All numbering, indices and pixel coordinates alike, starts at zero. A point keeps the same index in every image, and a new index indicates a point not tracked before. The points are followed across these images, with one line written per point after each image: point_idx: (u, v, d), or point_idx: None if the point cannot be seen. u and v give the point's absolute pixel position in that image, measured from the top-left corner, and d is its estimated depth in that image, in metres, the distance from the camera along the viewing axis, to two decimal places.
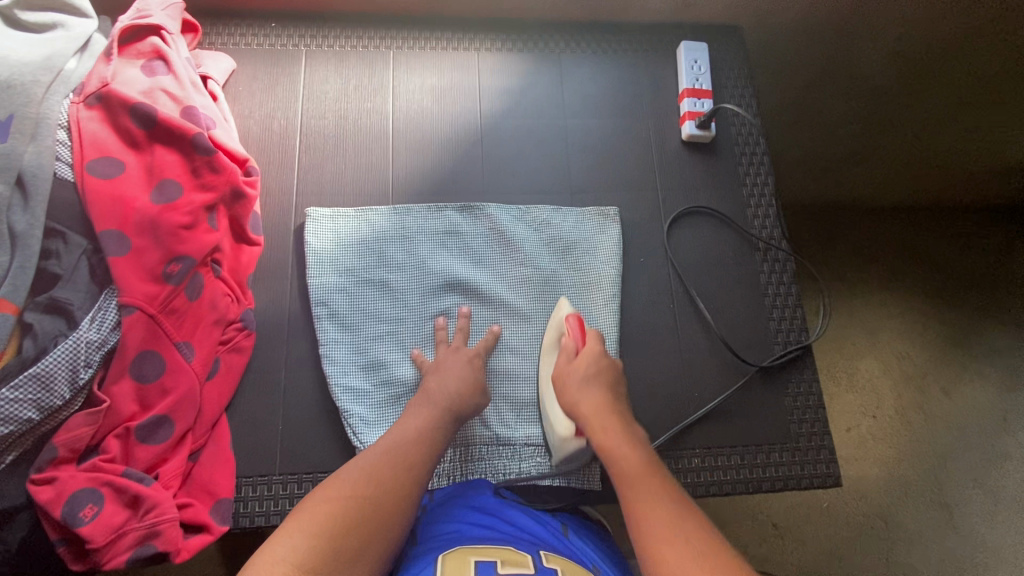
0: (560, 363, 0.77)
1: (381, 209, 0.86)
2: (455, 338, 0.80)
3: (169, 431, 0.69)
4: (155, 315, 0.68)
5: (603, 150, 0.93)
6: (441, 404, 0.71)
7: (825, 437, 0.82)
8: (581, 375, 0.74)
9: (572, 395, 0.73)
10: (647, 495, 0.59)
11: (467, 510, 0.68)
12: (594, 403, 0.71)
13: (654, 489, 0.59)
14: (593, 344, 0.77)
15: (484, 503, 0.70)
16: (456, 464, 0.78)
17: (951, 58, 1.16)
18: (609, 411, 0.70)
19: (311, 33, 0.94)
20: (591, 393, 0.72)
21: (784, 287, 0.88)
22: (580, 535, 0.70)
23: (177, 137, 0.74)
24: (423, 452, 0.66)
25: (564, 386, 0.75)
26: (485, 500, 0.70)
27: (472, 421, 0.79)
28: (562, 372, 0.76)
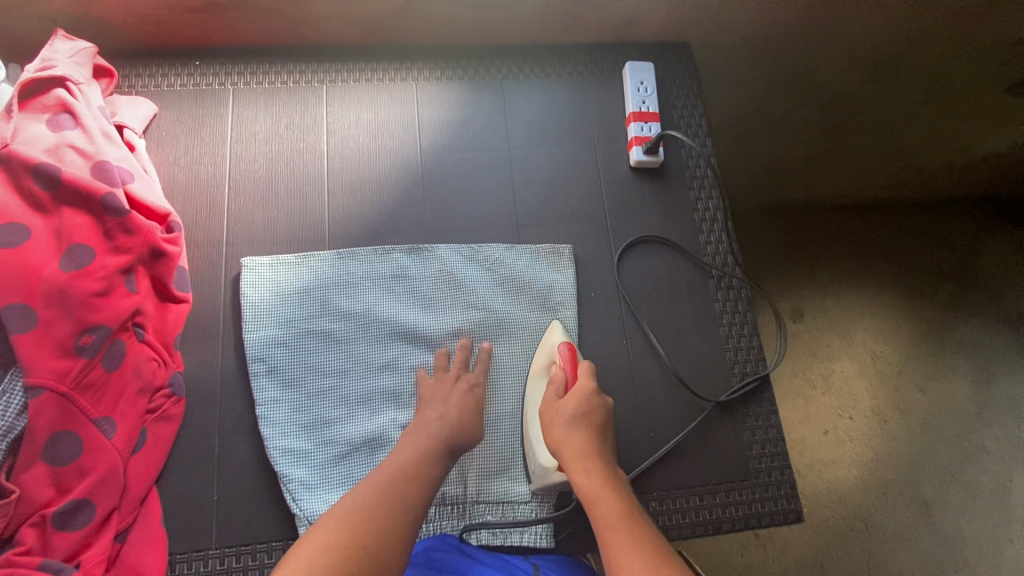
0: (547, 396, 0.75)
1: (322, 254, 0.82)
2: (455, 361, 0.79)
3: (90, 514, 0.64)
4: (67, 393, 0.64)
5: (550, 181, 0.90)
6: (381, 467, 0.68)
7: (786, 471, 0.80)
8: (568, 412, 0.71)
9: (558, 432, 0.71)
10: (622, 535, 0.58)
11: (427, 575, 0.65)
12: (578, 447, 0.69)
13: (628, 530, 0.59)
14: (584, 380, 0.74)
15: (448, 563, 0.67)
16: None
17: (913, 61, 1.15)
18: (592, 452, 0.68)
19: (237, 69, 0.89)
20: (577, 436, 0.70)
21: (739, 316, 0.86)
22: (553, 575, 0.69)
23: (86, 198, 0.69)
24: (385, 504, 0.60)
25: (550, 423, 0.72)
26: (447, 559, 0.67)
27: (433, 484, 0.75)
28: (548, 408, 0.74)
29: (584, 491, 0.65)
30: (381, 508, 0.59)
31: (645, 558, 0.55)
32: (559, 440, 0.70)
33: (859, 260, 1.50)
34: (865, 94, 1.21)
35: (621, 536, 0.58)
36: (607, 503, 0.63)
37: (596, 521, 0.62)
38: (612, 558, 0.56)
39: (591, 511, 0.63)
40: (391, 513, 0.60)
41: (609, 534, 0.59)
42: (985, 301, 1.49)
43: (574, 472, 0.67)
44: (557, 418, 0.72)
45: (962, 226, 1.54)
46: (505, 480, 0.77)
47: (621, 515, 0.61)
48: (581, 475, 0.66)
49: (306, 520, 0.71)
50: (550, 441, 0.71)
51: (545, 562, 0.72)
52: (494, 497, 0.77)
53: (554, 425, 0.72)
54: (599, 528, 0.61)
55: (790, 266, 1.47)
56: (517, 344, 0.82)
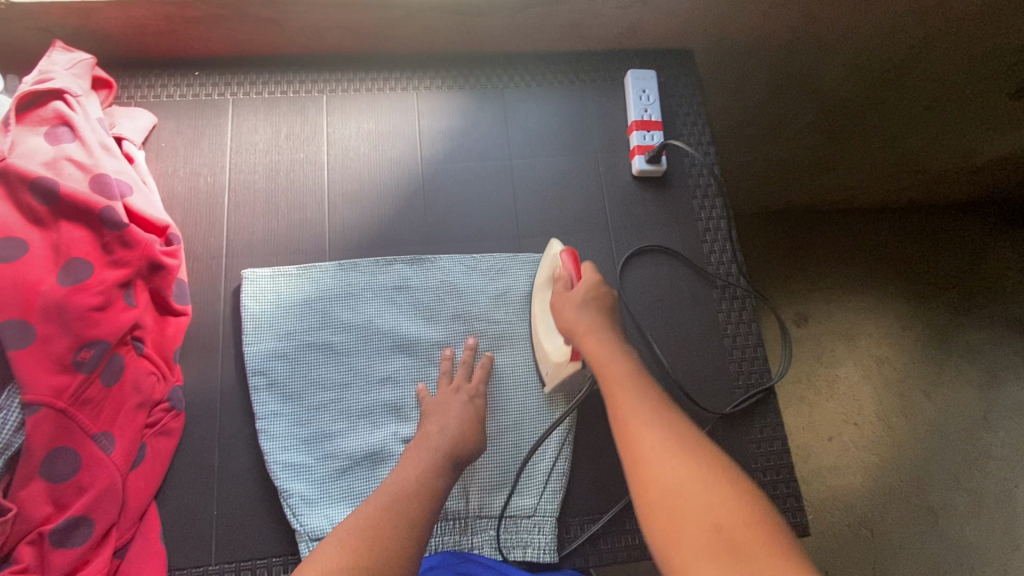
0: (557, 290, 0.75)
1: (324, 265, 0.81)
2: (457, 372, 0.78)
3: (88, 532, 0.64)
4: (65, 409, 0.64)
5: (552, 191, 0.89)
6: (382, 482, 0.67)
7: (791, 484, 0.79)
8: (578, 299, 0.72)
9: (567, 315, 0.72)
10: (631, 396, 0.61)
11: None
12: (588, 324, 0.70)
13: (638, 393, 0.61)
14: (590, 274, 0.74)
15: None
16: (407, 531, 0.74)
17: (922, 65, 1.11)
18: (603, 327, 0.70)
19: (237, 80, 0.89)
20: (587, 315, 0.71)
21: (743, 326, 0.85)
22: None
23: (83, 212, 0.69)
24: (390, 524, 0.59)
25: (560, 308, 0.73)
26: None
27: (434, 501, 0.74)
28: (558, 298, 0.74)
29: (594, 355, 0.67)
30: (385, 530, 0.58)
31: (653, 416, 0.58)
32: (571, 322, 0.71)
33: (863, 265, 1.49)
34: (872, 99, 1.19)
35: (631, 398, 0.60)
36: (617, 368, 0.65)
37: (605, 383, 0.64)
38: (622, 422, 0.59)
39: (600, 371, 0.65)
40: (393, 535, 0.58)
41: (619, 394, 0.61)
42: (991, 307, 1.48)
43: (585, 341, 0.69)
44: (565, 305, 0.73)
45: (967, 231, 1.53)
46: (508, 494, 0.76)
47: (630, 376, 0.63)
48: (593, 344, 0.68)
49: (306, 535, 0.70)
50: (562, 324, 0.72)
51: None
52: (497, 511, 0.76)
53: (565, 309, 0.73)
54: (608, 386, 0.63)
55: (794, 271, 1.46)
56: (519, 355, 0.82)
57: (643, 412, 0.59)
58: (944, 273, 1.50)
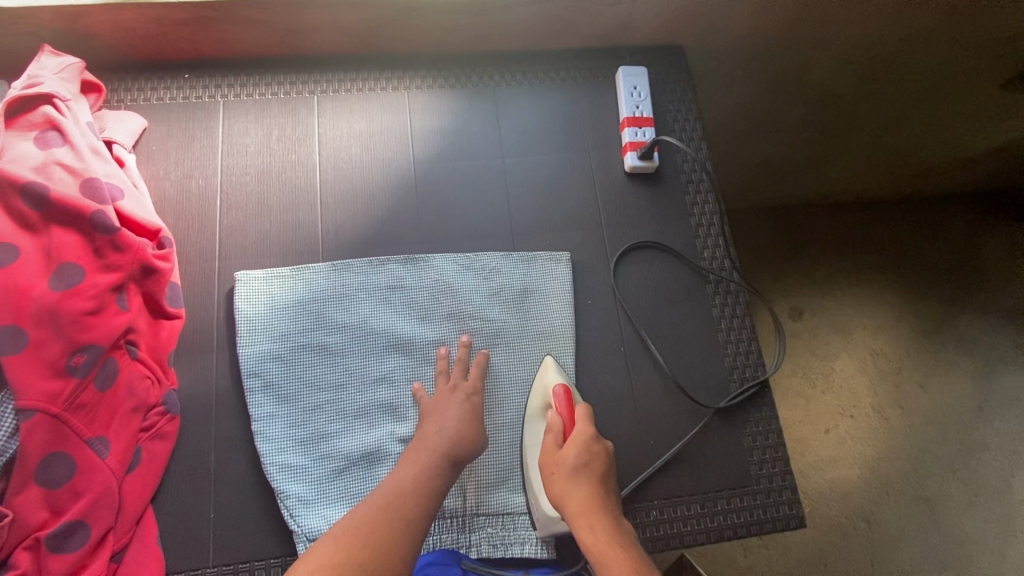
0: (547, 445, 0.73)
1: (317, 266, 0.81)
2: (453, 370, 0.78)
3: (85, 536, 0.64)
4: (59, 414, 0.64)
5: (545, 188, 0.89)
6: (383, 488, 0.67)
7: (787, 476, 0.79)
8: (570, 465, 0.70)
9: (559, 487, 0.69)
10: None
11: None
12: (583, 501, 0.67)
13: None
14: (582, 426, 0.72)
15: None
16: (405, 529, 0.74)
17: (909, 60, 1.12)
18: (597, 506, 0.67)
19: (227, 82, 0.88)
20: (580, 487, 0.68)
21: (737, 320, 0.85)
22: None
23: (74, 216, 0.69)
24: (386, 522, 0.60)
25: (550, 476, 0.71)
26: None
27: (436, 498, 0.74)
28: (548, 460, 0.72)
29: (589, 547, 0.64)
30: (380, 528, 0.59)
31: None
32: (563, 493, 0.68)
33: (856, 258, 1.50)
34: (864, 93, 1.20)
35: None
36: (616, 564, 0.61)
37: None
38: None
39: (599, 568, 0.62)
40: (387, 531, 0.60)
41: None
42: (984, 297, 1.49)
43: (580, 527, 0.65)
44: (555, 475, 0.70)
45: (959, 223, 1.53)
46: (505, 492, 0.77)
47: (629, 572, 0.60)
48: (586, 530, 0.65)
49: (304, 536, 0.70)
50: (553, 495, 0.69)
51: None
52: (494, 509, 0.76)
53: (556, 478, 0.70)
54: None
55: (789, 266, 1.47)
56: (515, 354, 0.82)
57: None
58: (938, 264, 1.51)
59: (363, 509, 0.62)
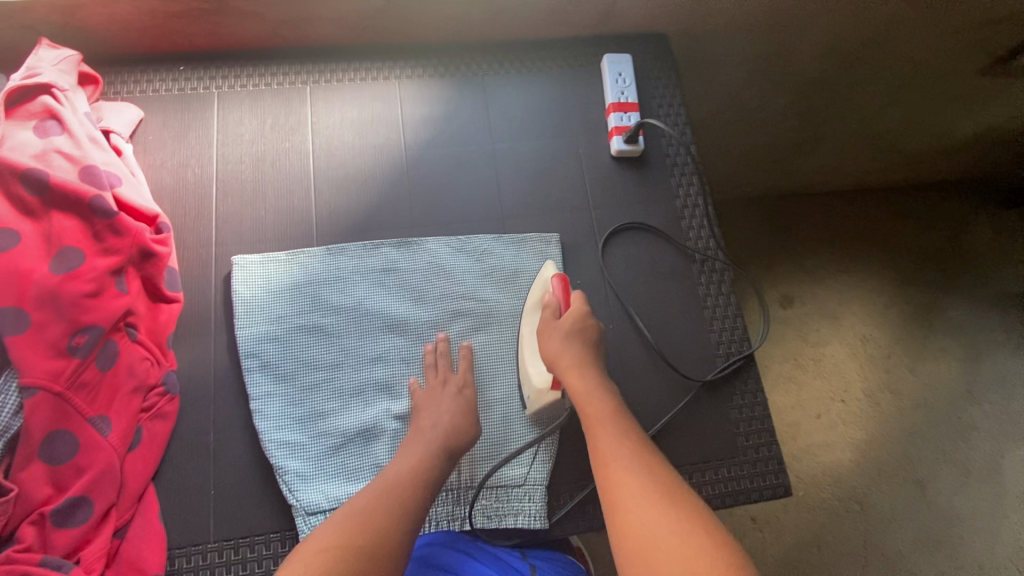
0: (544, 318, 0.79)
1: (312, 250, 0.83)
2: (440, 364, 0.79)
3: (89, 511, 0.65)
4: (62, 392, 0.65)
5: (533, 172, 0.91)
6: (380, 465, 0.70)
7: (773, 447, 0.81)
8: (564, 329, 0.77)
9: (553, 345, 0.76)
10: (612, 435, 0.67)
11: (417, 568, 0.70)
12: (573, 358, 0.74)
13: (619, 430, 0.68)
14: (579, 306, 0.78)
15: (443, 559, 0.71)
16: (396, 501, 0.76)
17: (892, 47, 1.14)
18: (587, 362, 0.75)
19: (221, 74, 0.90)
20: (573, 348, 0.75)
21: (723, 297, 0.88)
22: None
23: (74, 202, 0.70)
24: (383, 510, 0.63)
25: (546, 337, 0.77)
26: (445, 555, 0.71)
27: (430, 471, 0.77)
28: (545, 326, 0.78)
29: (576, 391, 0.73)
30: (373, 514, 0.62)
31: (631, 454, 0.65)
32: (556, 351, 0.75)
33: (843, 244, 1.53)
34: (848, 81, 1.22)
35: (612, 435, 0.67)
36: (598, 405, 0.71)
37: (588, 421, 0.70)
38: (603, 463, 0.65)
39: (583, 410, 0.71)
40: (382, 518, 0.62)
41: (598, 432, 0.68)
42: (970, 281, 1.52)
43: (568, 375, 0.74)
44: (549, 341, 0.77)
45: (943, 209, 1.57)
46: (498, 465, 0.79)
47: (608, 416, 0.70)
48: (575, 379, 0.73)
49: (303, 510, 0.72)
50: (545, 355, 0.76)
51: (544, 563, 0.74)
52: (488, 482, 0.78)
53: (550, 338, 0.77)
54: (592, 426, 0.69)
55: (777, 253, 1.50)
56: (504, 333, 0.84)
57: (622, 457, 0.65)
58: (923, 249, 1.54)
59: (360, 501, 0.64)
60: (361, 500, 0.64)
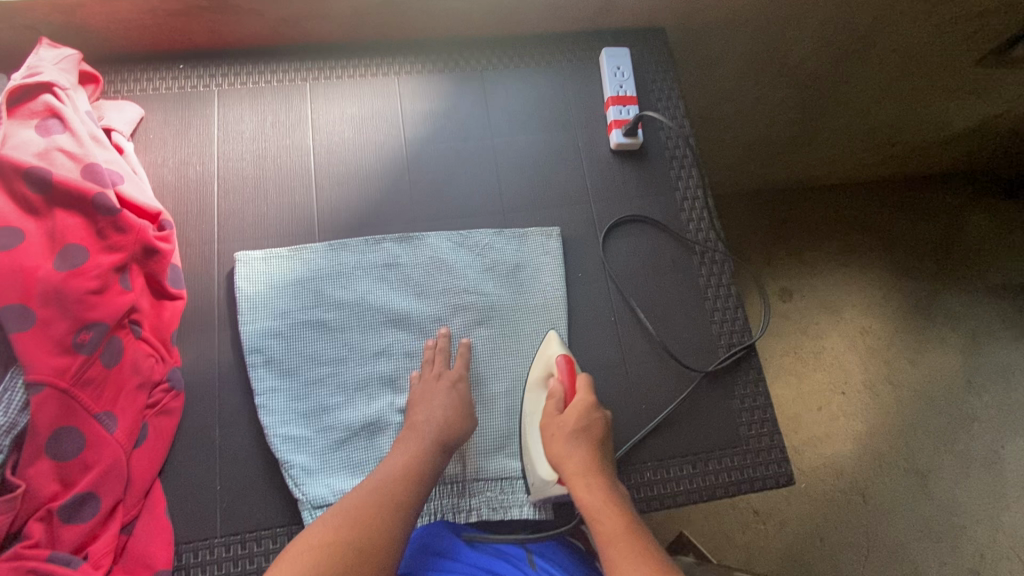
0: (549, 410, 0.76)
1: (314, 246, 0.83)
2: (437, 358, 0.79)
3: (96, 507, 0.66)
4: (67, 388, 0.66)
5: (534, 166, 0.92)
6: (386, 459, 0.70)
7: (775, 437, 0.82)
8: (569, 429, 0.73)
9: (559, 449, 0.73)
10: (627, 556, 0.62)
11: (415, 559, 0.70)
12: (580, 463, 0.71)
13: (633, 550, 0.63)
14: (582, 396, 0.75)
15: (440, 548, 0.71)
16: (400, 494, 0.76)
17: (885, 40, 1.15)
18: (595, 468, 0.71)
19: (221, 71, 0.91)
20: (579, 452, 0.72)
21: (723, 289, 0.88)
22: (547, 556, 0.74)
23: (77, 199, 0.71)
24: (379, 500, 0.64)
25: (551, 439, 0.74)
26: (442, 544, 0.72)
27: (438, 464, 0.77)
28: (550, 423, 0.75)
29: (587, 507, 0.68)
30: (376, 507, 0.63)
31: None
32: (562, 455, 0.72)
33: (841, 236, 1.53)
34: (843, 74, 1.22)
35: (629, 559, 0.62)
36: (609, 520, 0.66)
37: (600, 540, 0.65)
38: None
39: (595, 528, 0.67)
40: (376, 510, 0.63)
41: (614, 554, 0.63)
42: (969, 272, 1.53)
43: (576, 486, 0.70)
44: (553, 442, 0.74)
45: (941, 200, 1.57)
46: (503, 457, 0.79)
47: (623, 535, 0.65)
48: (584, 492, 0.69)
49: (309, 504, 0.72)
50: (552, 456, 0.73)
51: (540, 546, 0.75)
52: (493, 474, 0.78)
53: (555, 440, 0.74)
54: (605, 546, 0.64)
55: (776, 247, 1.50)
56: (507, 327, 0.84)
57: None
58: (922, 240, 1.54)
59: (355, 493, 0.65)
60: (355, 493, 0.65)
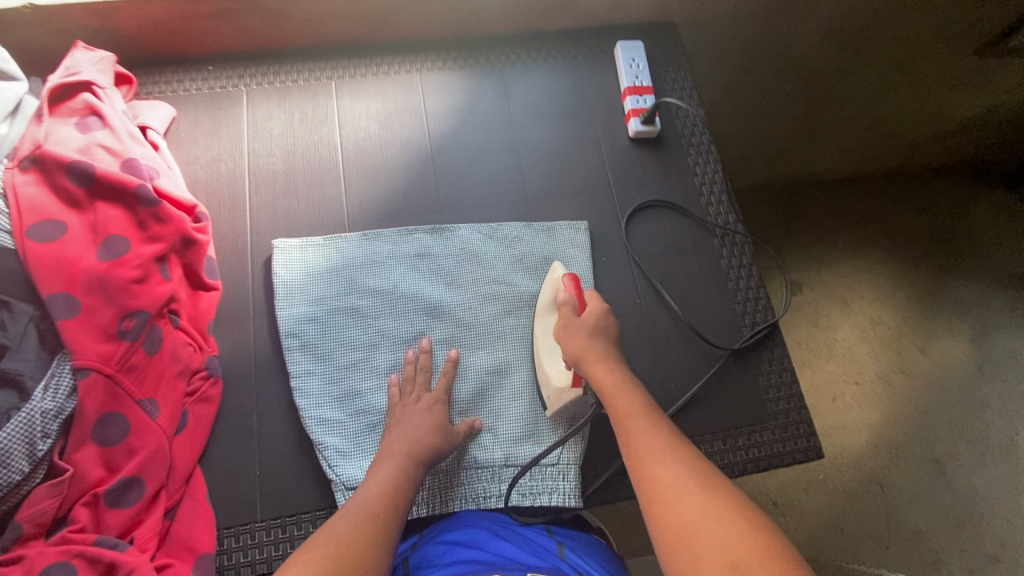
0: (562, 318, 0.78)
1: (348, 235, 0.85)
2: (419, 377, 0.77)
3: (140, 491, 0.66)
4: (113, 374, 0.67)
5: (556, 156, 0.94)
6: (422, 440, 0.71)
7: (802, 412, 0.83)
8: (586, 327, 0.75)
9: (577, 342, 0.74)
10: (641, 424, 0.64)
11: (442, 547, 0.69)
12: (599, 352, 0.73)
13: (646, 421, 0.65)
14: (595, 303, 0.77)
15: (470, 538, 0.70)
16: (431, 479, 0.76)
17: (882, 31, 1.18)
18: (610, 357, 0.73)
19: (249, 73, 0.93)
20: (598, 343, 0.74)
21: (745, 270, 0.90)
22: (579, 553, 0.70)
23: (119, 192, 0.73)
24: (370, 522, 0.61)
25: (568, 336, 0.76)
26: (470, 534, 0.70)
27: (466, 448, 0.78)
28: (566, 325, 0.77)
29: (604, 385, 0.70)
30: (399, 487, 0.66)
31: (662, 440, 0.62)
32: (581, 348, 0.74)
33: (849, 227, 1.56)
34: (844, 66, 1.25)
35: (642, 427, 0.64)
36: (625, 396, 0.68)
37: (615, 414, 0.67)
38: (636, 451, 0.62)
39: (612, 405, 0.68)
40: (367, 533, 0.60)
41: (632, 426, 0.65)
42: (976, 260, 1.55)
43: (593, 367, 0.72)
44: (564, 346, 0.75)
45: (946, 190, 1.60)
46: (531, 443, 0.79)
47: (639, 410, 0.67)
48: (602, 372, 0.71)
49: (342, 485, 0.73)
50: (569, 351, 0.74)
51: (571, 540, 0.73)
52: (522, 460, 0.78)
53: (574, 337, 0.75)
54: (620, 420, 0.66)
55: (786, 240, 1.53)
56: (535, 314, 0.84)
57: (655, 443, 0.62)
58: (929, 230, 1.57)
59: (342, 522, 0.61)
60: (344, 520, 0.61)
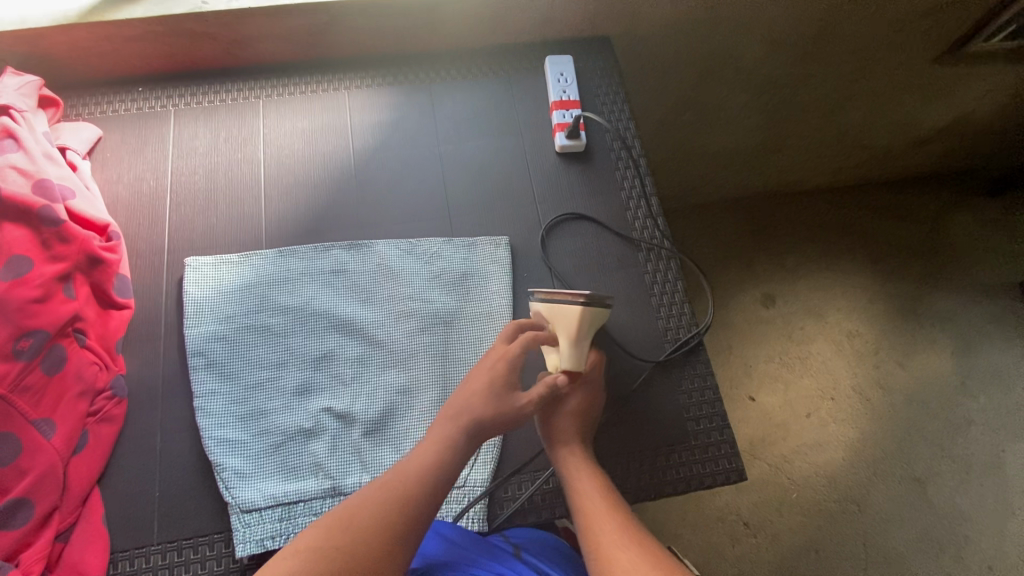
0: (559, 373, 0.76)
1: (264, 252, 0.85)
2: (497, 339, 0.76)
3: (29, 513, 0.65)
4: (5, 395, 0.67)
5: (481, 170, 0.94)
6: None
7: (726, 431, 0.80)
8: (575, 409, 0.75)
9: (561, 421, 0.74)
10: (600, 508, 0.66)
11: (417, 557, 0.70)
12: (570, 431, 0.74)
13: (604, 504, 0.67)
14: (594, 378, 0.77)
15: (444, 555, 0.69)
16: (330, 501, 0.74)
17: (839, 40, 1.12)
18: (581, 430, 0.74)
19: (177, 93, 0.95)
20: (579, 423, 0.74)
21: (669, 285, 0.88)
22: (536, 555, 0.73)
23: (23, 213, 0.73)
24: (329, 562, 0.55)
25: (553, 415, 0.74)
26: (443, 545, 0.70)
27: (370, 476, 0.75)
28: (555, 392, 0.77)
29: (565, 467, 0.71)
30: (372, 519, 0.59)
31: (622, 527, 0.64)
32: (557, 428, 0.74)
33: (815, 238, 1.52)
34: (800, 77, 1.20)
35: (602, 509, 0.66)
36: (584, 478, 0.70)
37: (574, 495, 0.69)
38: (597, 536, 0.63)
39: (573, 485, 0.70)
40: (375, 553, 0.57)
41: (591, 510, 0.66)
42: (954, 272, 1.50)
43: (557, 446, 0.73)
44: (487, 408, 0.69)
45: (917, 200, 1.57)
46: None
47: (599, 491, 0.68)
48: (566, 451, 0.72)
49: (238, 507, 0.72)
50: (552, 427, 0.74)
51: (525, 542, 0.75)
52: None
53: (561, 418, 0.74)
54: (580, 502, 0.68)
55: (752, 253, 1.50)
56: (563, 326, 0.72)
57: (614, 531, 0.63)
58: (902, 241, 1.53)
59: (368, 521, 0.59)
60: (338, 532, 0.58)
